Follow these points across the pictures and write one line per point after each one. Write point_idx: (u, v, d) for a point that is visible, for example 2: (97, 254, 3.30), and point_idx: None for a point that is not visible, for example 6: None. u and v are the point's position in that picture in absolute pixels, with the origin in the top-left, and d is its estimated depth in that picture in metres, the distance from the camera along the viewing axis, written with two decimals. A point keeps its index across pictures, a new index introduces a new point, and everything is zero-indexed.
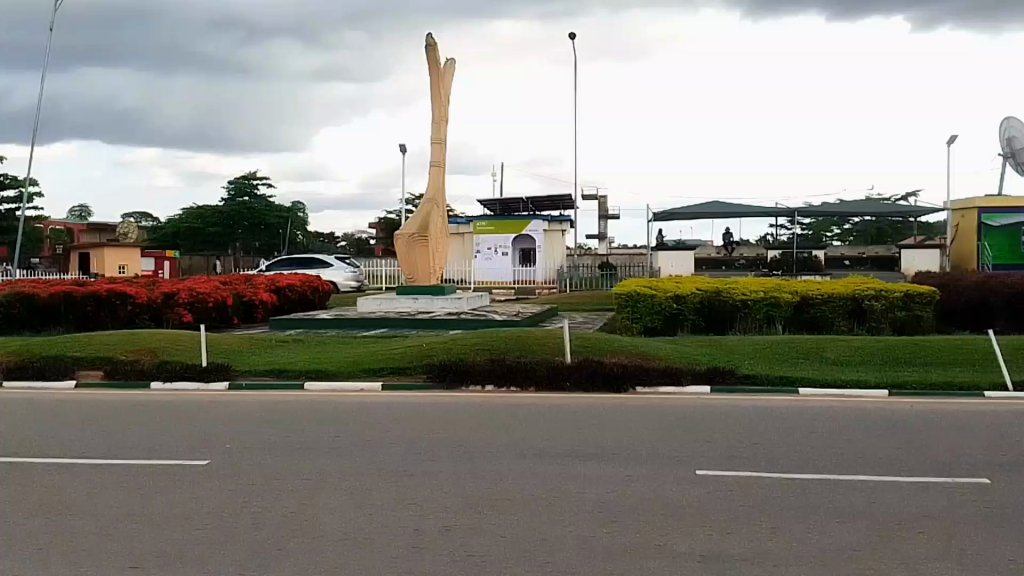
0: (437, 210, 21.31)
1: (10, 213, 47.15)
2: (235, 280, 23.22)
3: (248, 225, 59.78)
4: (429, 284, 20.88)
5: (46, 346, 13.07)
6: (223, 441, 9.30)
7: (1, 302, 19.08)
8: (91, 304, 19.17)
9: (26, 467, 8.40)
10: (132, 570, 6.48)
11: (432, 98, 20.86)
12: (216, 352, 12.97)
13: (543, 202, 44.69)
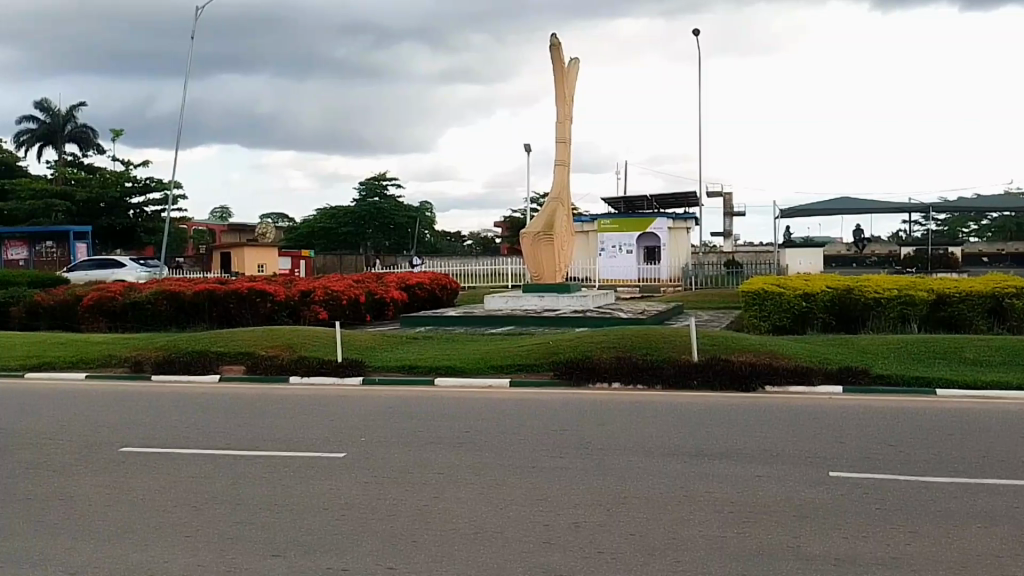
0: (562, 208, 21.45)
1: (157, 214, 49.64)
2: (367, 279, 23.89)
3: (378, 224, 62.62)
4: (555, 282, 21.10)
5: (204, 341, 13.69)
6: (355, 436, 9.47)
7: (149, 300, 19.97)
8: (233, 302, 19.97)
9: (176, 456, 8.74)
10: (276, 558, 6.59)
11: (556, 98, 21.08)
12: (352, 348, 13.41)
13: (667, 200, 44.64)
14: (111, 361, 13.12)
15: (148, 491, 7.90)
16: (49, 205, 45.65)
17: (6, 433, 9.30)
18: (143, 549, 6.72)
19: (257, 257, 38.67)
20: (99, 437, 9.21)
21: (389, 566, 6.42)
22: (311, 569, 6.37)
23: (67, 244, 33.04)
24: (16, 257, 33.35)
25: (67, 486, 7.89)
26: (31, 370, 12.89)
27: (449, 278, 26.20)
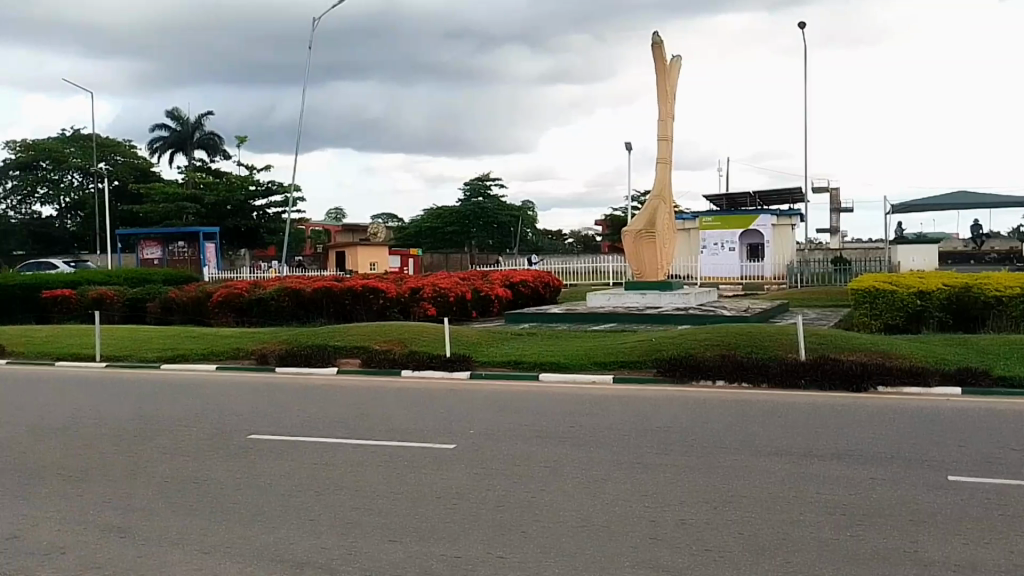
0: (664, 206, 21.33)
1: (276, 217, 52.02)
2: (472, 276, 24.44)
3: (482, 224, 64.11)
4: (656, 280, 21.05)
5: (324, 335, 14.37)
6: (463, 429, 9.76)
7: (272, 296, 21.03)
8: (348, 298, 20.82)
9: (299, 444, 9.23)
10: (393, 543, 6.90)
11: (657, 95, 21.04)
12: (461, 343, 13.82)
13: (771, 196, 43.65)
14: (238, 354, 13.92)
15: (274, 476, 8.38)
16: (181, 208, 48.75)
17: (149, 419, 10.06)
18: (271, 530, 7.16)
19: (368, 257, 39.88)
20: (231, 425, 9.84)
21: (499, 555, 6.62)
22: (426, 555, 6.64)
23: (198, 245, 34.57)
24: (150, 257, 35.00)
25: (203, 469, 8.48)
26: (168, 361, 13.81)
27: (551, 276, 26.44)
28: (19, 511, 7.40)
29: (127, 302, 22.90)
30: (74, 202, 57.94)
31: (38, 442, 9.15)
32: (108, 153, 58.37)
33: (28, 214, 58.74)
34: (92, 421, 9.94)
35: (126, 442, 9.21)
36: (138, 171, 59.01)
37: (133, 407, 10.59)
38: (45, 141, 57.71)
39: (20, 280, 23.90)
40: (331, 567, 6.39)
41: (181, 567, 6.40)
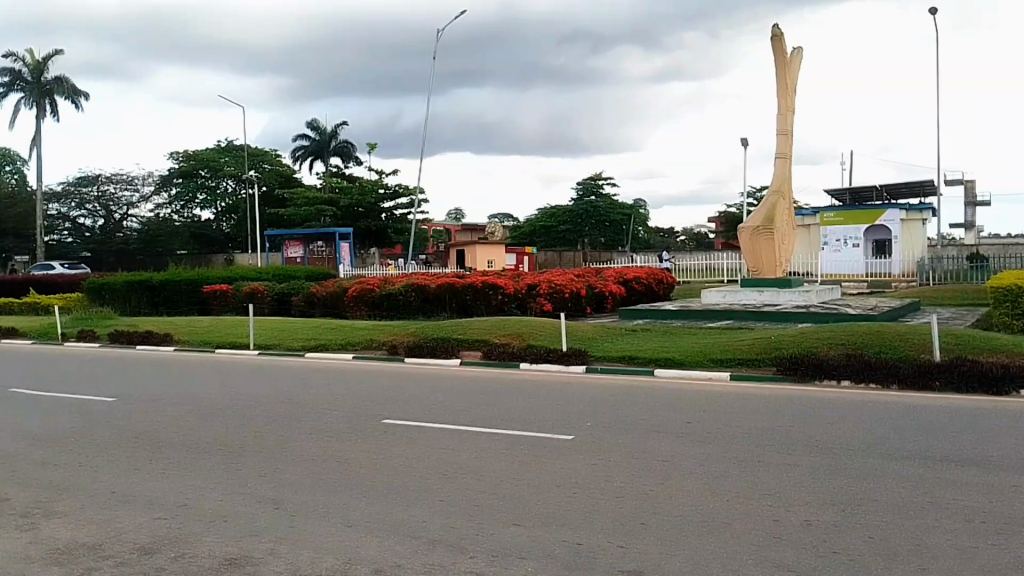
0: (783, 201, 20.87)
1: (403, 217, 54.67)
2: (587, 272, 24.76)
3: (595, 223, 64.50)
4: (775, 277, 20.65)
5: (445, 329, 15.00)
6: (582, 421, 10.01)
7: (400, 292, 21.99)
8: (469, 294, 21.55)
9: (427, 430, 9.77)
10: (517, 527, 7.24)
11: (777, 89, 20.58)
12: (576, 338, 14.08)
13: (900, 190, 41.41)
14: (371, 345, 14.77)
15: (405, 459, 8.91)
16: (320, 210, 52.00)
17: (295, 402, 10.93)
18: (405, 509, 7.68)
19: (486, 255, 41.03)
20: (364, 410, 10.52)
21: (620, 545, 6.80)
22: (550, 541, 6.92)
23: (333, 245, 36.73)
24: (293, 256, 37.27)
25: (342, 449, 9.16)
26: (310, 350, 14.83)
27: (667, 273, 26.31)
28: (188, 481, 8.30)
29: (275, 296, 24.52)
30: (228, 206, 62.54)
31: (201, 420, 10.16)
32: (258, 161, 62.67)
33: (189, 217, 64.28)
34: (243, 403, 10.90)
35: (275, 423, 10.06)
36: (282, 177, 62.97)
37: (280, 391, 11.52)
38: (203, 151, 62.43)
39: (185, 276, 26.18)
40: (461, 548, 6.81)
41: (326, 541, 7.01)
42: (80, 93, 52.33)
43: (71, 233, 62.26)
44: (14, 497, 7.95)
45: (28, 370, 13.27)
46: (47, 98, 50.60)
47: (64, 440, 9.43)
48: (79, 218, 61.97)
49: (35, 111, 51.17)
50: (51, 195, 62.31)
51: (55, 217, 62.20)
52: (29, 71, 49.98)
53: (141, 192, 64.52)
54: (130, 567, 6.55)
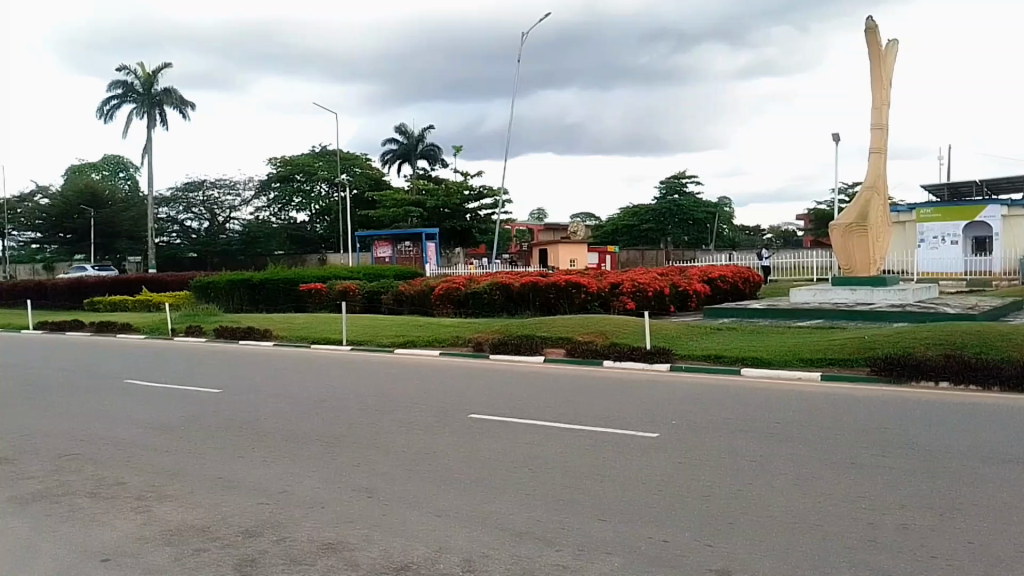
0: (878, 198, 20.26)
1: (487, 218, 55.46)
2: (671, 271, 24.56)
3: (678, 221, 63.82)
4: (869, 275, 20.03)
5: (530, 326, 15.21)
6: (667, 419, 10.00)
7: (485, 290, 22.37)
8: (552, 292, 21.71)
9: (513, 425, 9.97)
10: (603, 522, 7.32)
11: (871, 82, 19.98)
12: (661, 336, 14.03)
13: (1004, 184, 39.32)
14: (457, 342, 15.11)
15: (492, 453, 9.11)
16: (407, 211, 53.18)
17: (386, 396, 11.32)
18: (493, 502, 7.88)
19: (569, 254, 41.08)
20: (452, 405, 10.80)
21: (707, 543, 6.78)
22: (636, 537, 6.97)
23: (419, 245, 37.53)
24: (382, 256, 38.20)
25: (431, 442, 9.45)
26: (399, 346, 15.29)
27: (749, 270, 26.19)
28: (288, 470, 8.74)
29: (366, 295, 25.21)
30: (322, 208, 64.40)
31: (298, 411, 10.66)
32: (350, 165, 64.76)
33: (286, 219, 67.04)
34: (337, 396, 11.35)
35: (368, 415, 10.45)
36: (372, 180, 64.73)
37: (372, 385, 11.95)
38: (298, 157, 65.27)
39: (283, 275, 27.19)
40: (548, 540, 6.95)
41: (417, 530, 7.26)
42: (187, 103, 55.14)
43: (179, 234, 66.70)
44: (132, 481, 8.55)
45: (140, 362, 14.17)
46: (157, 109, 53.51)
47: (175, 428, 10.07)
48: (186, 221, 65.70)
49: (146, 122, 54.15)
50: (161, 199, 66.43)
51: (165, 220, 66.30)
52: (141, 84, 52.95)
53: (243, 196, 67.61)
54: (236, 549, 6.96)
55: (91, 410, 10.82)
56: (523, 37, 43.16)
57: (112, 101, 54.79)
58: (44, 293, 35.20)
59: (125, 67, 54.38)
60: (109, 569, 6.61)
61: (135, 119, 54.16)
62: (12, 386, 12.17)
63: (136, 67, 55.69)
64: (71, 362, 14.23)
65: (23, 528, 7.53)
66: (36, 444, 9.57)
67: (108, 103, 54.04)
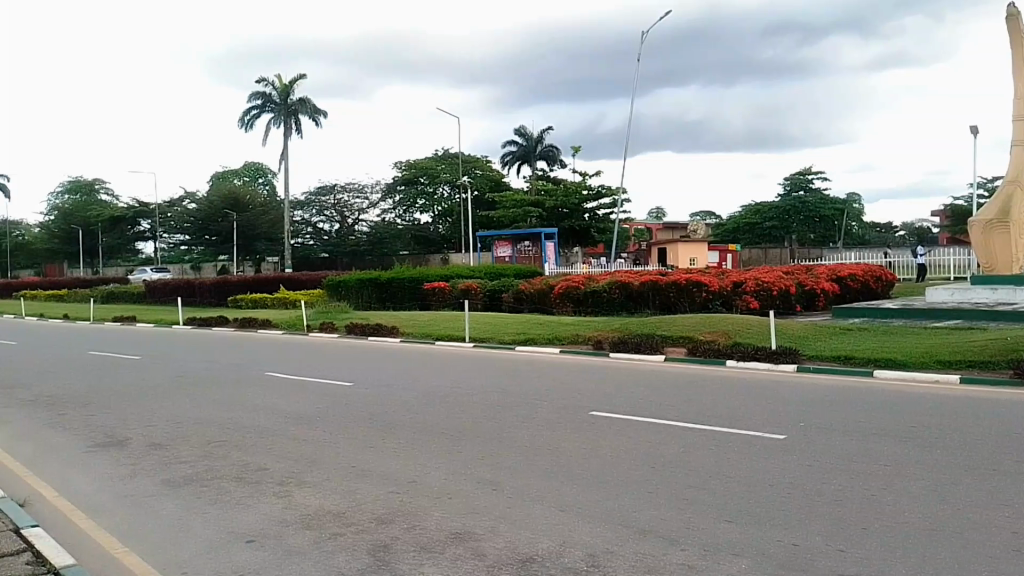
0: (1021, 193, 19.09)
1: (604, 217, 55.81)
2: (796, 270, 23.90)
3: (804, 219, 63.25)
4: (1011, 274, 18.90)
5: (652, 326, 15.17)
6: (795, 421, 9.82)
7: (603, 289, 22.43)
8: (672, 291, 21.51)
9: (635, 423, 10.02)
10: (729, 523, 7.24)
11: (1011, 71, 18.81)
12: (787, 337, 13.70)
13: None
14: (577, 340, 15.24)
15: (614, 451, 9.18)
16: (527, 212, 54.03)
17: (509, 392, 11.59)
18: (615, 498, 7.93)
19: (688, 253, 40.55)
20: (574, 402, 10.94)
21: (840, 548, 6.60)
22: (763, 539, 6.86)
23: (539, 244, 37.93)
24: (502, 255, 38.73)
25: (554, 438, 9.62)
26: (519, 344, 15.54)
27: (880, 268, 25.19)
28: (416, 462, 9.10)
29: (487, 293, 25.68)
30: (444, 210, 67.08)
31: (425, 405, 11.07)
32: (471, 168, 66.04)
33: (411, 220, 69.32)
34: (462, 391, 11.70)
35: (492, 410, 10.73)
36: (493, 182, 65.70)
37: (494, 381, 12.25)
38: (422, 160, 66.63)
39: (408, 274, 28.10)
40: (672, 539, 6.93)
41: (541, 523, 7.40)
42: (320, 111, 57.70)
43: (312, 236, 69.53)
44: (273, 467, 9.11)
45: (275, 357, 15.03)
46: (293, 118, 56.23)
47: (310, 418, 10.64)
48: (318, 223, 69.25)
49: (284, 130, 56.87)
50: (296, 203, 70.11)
51: (301, 223, 69.57)
52: (278, 94, 55.75)
53: (371, 199, 70.38)
54: (369, 534, 7.29)
55: (235, 400, 11.58)
56: (641, 38, 43.23)
57: (252, 111, 57.92)
58: (192, 292, 37.20)
59: (264, 79, 57.31)
60: (254, 549, 7.07)
61: (273, 127, 57.07)
62: (164, 377, 13.17)
63: (275, 79, 58.68)
64: (214, 356, 15.25)
65: (178, 508, 8.16)
66: (188, 430, 10.33)
67: (249, 113, 57.18)
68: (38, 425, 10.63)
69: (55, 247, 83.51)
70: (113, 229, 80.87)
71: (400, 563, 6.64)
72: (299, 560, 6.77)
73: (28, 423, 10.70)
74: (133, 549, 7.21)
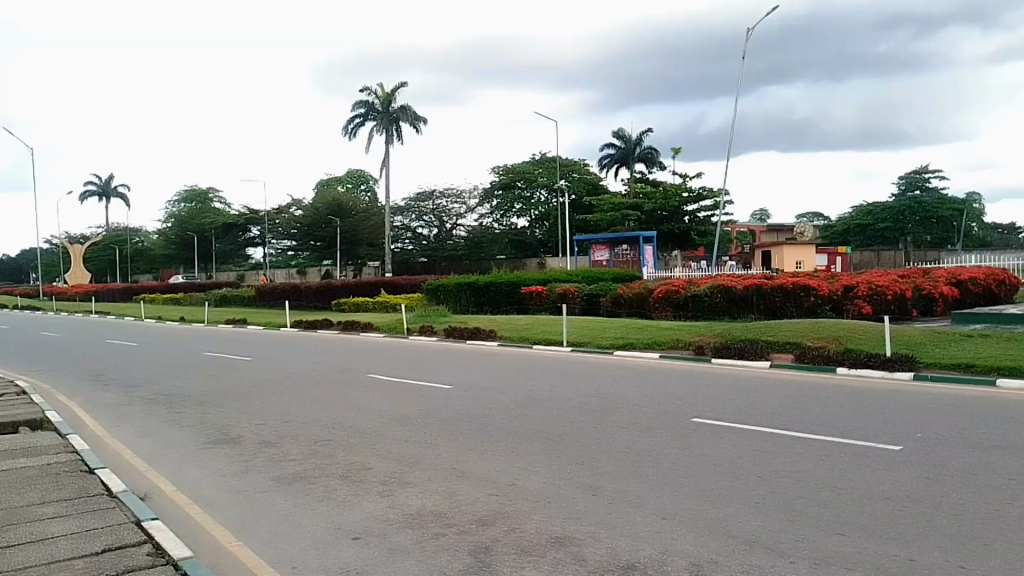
0: None
1: (706, 220, 55.10)
2: (911, 273, 22.97)
3: (920, 219, 61.03)
4: None
5: (758, 331, 14.80)
6: (911, 432, 9.38)
7: (705, 293, 22.01)
8: (778, 296, 20.98)
9: (740, 431, 9.78)
10: (842, 537, 6.93)
11: None
12: (902, 344, 13.13)
13: None
14: (679, 345, 15.01)
15: (718, 459, 8.97)
16: (625, 215, 54.12)
17: (609, 397, 11.52)
18: (720, 507, 7.72)
19: (795, 255, 39.43)
20: (676, 408, 10.79)
21: (962, 565, 6.22)
22: (879, 553, 6.53)
23: (637, 248, 37.51)
24: (600, 259, 38.36)
25: (655, 445, 9.48)
26: (618, 348, 15.40)
27: (1001, 270, 23.91)
28: (518, 464, 9.14)
29: (584, 297, 25.62)
30: (541, 214, 67.41)
31: (525, 408, 11.11)
32: (568, 171, 65.95)
33: (507, 225, 70.02)
34: (562, 396, 11.69)
35: (591, 415, 10.67)
36: (590, 185, 65.75)
37: (592, 385, 12.19)
38: (521, 165, 68.02)
39: (505, 278, 28.36)
40: (780, 551, 6.69)
41: (643, 530, 7.27)
42: (420, 119, 58.82)
43: (411, 241, 70.76)
44: (376, 467, 9.29)
45: (375, 359, 15.41)
46: (395, 125, 57.59)
47: (412, 420, 10.83)
48: (417, 228, 70.54)
49: (385, 138, 58.39)
50: (396, 209, 71.60)
51: (400, 228, 70.87)
52: (381, 103, 57.26)
53: (468, 204, 71.56)
54: (469, 536, 7.31)
55: (338, 400, 11.94)
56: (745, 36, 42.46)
57: (355, 119, 59.59)
58: (298, 295, 38.40)
59: (367, 88, 58.83)
60: (357, 547, 7.20)
61: (375, 135, 58.62)
62: (272, 377, 13.66)
63: (378, 87, 60.15)
64: (317, 357, 15.74)
65: (286, 503, 8.41)
66: (296, 429, 10.67)
67: (352, 122, 58.90)
68: (158, 422, 11.20)
69: (173, 251, 88.19)
70: (226, 236, 85.17)
71: (501, 565, 6.62)
72: (401, 559, 6.84)
73: (148, 420, 11.28)
74: (243, 543, 7.44)
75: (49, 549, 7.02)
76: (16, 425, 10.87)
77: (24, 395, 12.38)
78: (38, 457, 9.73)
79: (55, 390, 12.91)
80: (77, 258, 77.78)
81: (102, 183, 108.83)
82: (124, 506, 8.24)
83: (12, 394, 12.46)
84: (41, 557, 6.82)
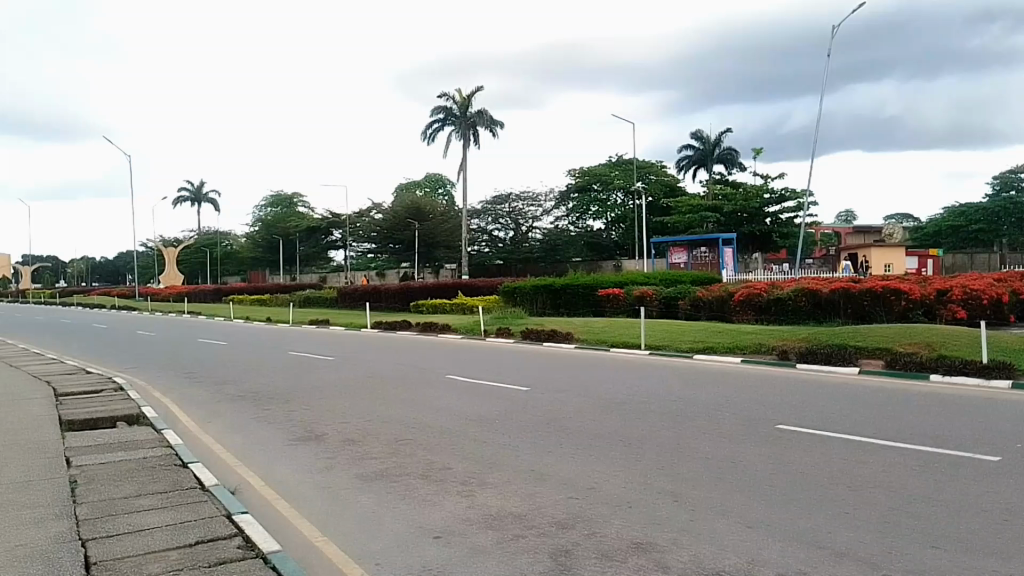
0: None
1: (789, 222, 53.77)
2: (1008, 275, 22.05)
3: (1016, 220, 58.55)
4: None
5: (846, 336, 14.39)
6: (1012, 442, 8.97)
7: (789, 296, 21.44)
8: (867, 299, 20.30)
9: (828, 439, 9.57)
10: (937, 549, 6.64)
11: None
12: (999, 351, 12.55)
13: None
14: (761, 349, 14.73)
15: (804, 467, 8.76)
16: (703, 218, 53.64)
17: (688, 401, 11.43)
18: (807, 517, 7.51)
19: (882, 258, 38.14)
20: (760, 415, 10.59)
21: None
22: (978, 569, 6.23)
23: (716, 250, 36.93)
24: (677, 261, 38.14)
25: (739, 452, 9.32)
26: (698, 352, 15.20)
27: None
28: (600, 468, 9.13)
29: (663, 300, 25.31)
30: (617, 217, 66.87)
31: (604, 412, 11.11)
32: (645, 173, 65.54)
33: (584, 227, 69.94)
34: (640, 400, 11.63)
35: (671, 421, 10.59)
36: (666, 186, 65.42)
37: (670, 390, 12.08)
38: (597, 167, 67.92)
39: (583, 280, 28.36)
40: (872, 563, 6.44)
41: (727, 538, 7.13)
42: (497, 122, 59.12)
43: (488, 244, 71.61)
44: (456, 467, 9.42)
45: (452, 360, 15.61)
46: (471, 129, 58.08)
47: (490, 421, 10.98)
48: (494, 231, 71.35)
49: (461, 142, 58.95)
50: (473, 212, 72.35)
51: (478, 230, 71.96)
52: (459, 108, 57.96)
53: (544, 207, 71.85)
54: (549, 538, 7.32)
55: (418, 400, 12.19)
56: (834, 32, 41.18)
57: (433, 124, 60.45)
58: (378, 297, 39.10)
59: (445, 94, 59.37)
60: (439, 546, 7.30)
61: (453, 138, 59.32)
62: (354, 377, 14.02)
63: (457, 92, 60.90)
64: (394, 358, 16.04)
65: (369, 501, 8.59)
66: (379, 428, 10.94)
67: (430, 126, 59.72)
68: (245, 418, 11.62)
69: (259, 254, 91.51)
70: (309, 238, 87.77)
71: (582, 569, 6.61)
72: (482, 559, 6.91)
73: (237, 416, 11.72)
74: (329, 539, 7.62)
75: (147, 540, 7.31)
76: (114, 421, 11.44)
77: (121, 392, 13.00)
78: (135, 451, 10.21)
79: (149, 387, 13.52)
80: (171, 262, 81.23)
81: (193, 189, 113.31)
82: (216, 499, 8.55)
83: (111, 390, 13.10)
84: (139, 547, 7.13)
